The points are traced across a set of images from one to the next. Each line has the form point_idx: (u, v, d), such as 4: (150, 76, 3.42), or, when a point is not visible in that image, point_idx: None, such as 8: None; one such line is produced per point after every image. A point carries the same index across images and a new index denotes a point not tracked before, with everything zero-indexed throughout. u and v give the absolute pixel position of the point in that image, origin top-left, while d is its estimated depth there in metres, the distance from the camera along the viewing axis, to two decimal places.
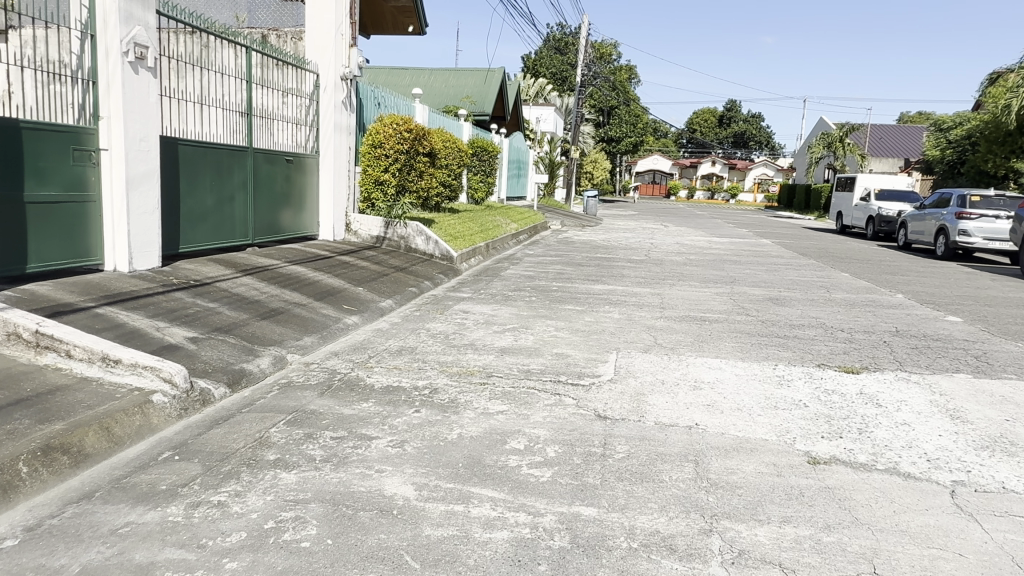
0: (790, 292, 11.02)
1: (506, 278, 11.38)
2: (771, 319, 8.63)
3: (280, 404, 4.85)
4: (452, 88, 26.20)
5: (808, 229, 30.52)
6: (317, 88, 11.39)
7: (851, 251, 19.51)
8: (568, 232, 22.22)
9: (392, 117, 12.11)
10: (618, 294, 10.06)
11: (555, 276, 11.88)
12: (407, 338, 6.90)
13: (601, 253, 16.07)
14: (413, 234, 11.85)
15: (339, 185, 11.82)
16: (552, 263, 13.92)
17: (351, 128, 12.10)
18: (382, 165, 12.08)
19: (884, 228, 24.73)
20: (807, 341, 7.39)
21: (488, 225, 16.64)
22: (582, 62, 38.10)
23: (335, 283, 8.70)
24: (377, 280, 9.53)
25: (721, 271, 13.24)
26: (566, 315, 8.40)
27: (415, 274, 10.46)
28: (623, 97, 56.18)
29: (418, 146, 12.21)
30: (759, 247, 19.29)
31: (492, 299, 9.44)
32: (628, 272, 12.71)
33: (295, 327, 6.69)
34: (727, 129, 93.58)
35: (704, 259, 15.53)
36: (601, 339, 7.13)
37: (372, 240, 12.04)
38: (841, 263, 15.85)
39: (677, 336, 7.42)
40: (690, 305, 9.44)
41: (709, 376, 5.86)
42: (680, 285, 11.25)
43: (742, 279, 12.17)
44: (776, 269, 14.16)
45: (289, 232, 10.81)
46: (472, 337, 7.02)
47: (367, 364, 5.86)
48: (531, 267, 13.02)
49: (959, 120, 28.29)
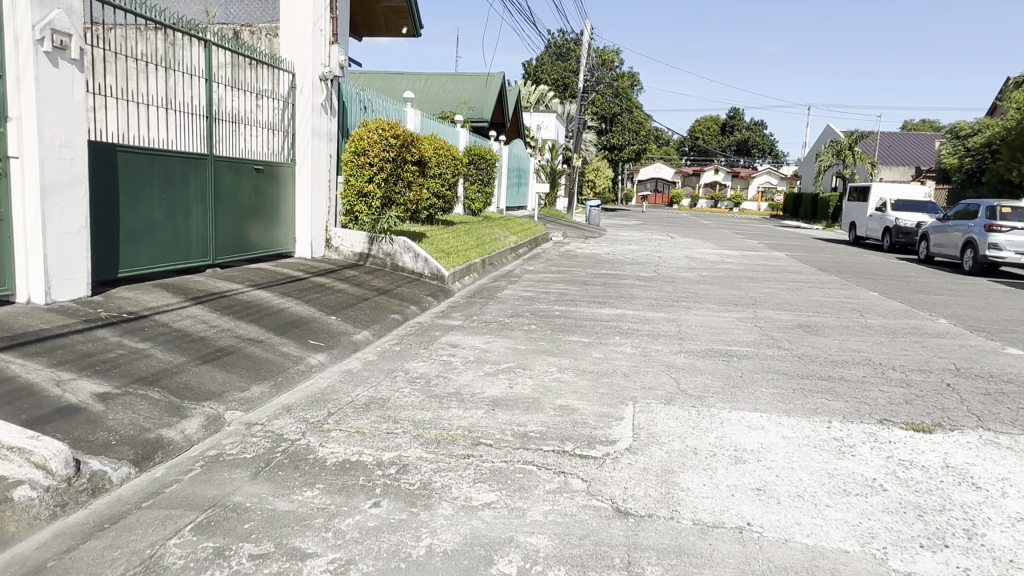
0: (820, 317, 9.85)
1: (503, 301, 10.21)
2: (809, 353, 7.46)
3: (196, 494, 3.66)
4: (449, 93, 25.14)
5: (819, 240, 29.37)
6: (293, 90, 10.27)
7: (871, 266, 18.35)
8: (570, 244, 21.09)
9: (379, 121, 10.94)
10: (629, 322, 8.89)
11: (557, 297, 10.71)
12: (380, 384, 5.74)
13: (607, 269, 14.90)
14: (400, 251, 10.75)
15: (317, 196, 10.68)
16: (553, 281, 12.75)
17: (332, 133, 10.97)
18: (366, 174, 10.89)
19: (902, 239, 23.57)
20: (858, 386, 6.22)
21: (485, 239, 15.47)
22: (584, 68, 37.05)
23: (304, 312, 7.54)
24: (356, 306, 8.36)
25: (739, 291, 12.06)
26: (571, 349, 7.24)
27: (399, 297, 9.29)
28: (626, 104, 55.16)
29: (406, 154, 11.04)
30: (774, 261, 18.14)
31: (486, 328, 8.28)
32: (638, 293, 11.54)
33: (243, 372, 5.53)
34: (730, 137, 92.56)
35: (719, 276, 14.37)
36: (613, 384, 5.97)
37: (355, 257, 10.93)
38: (866, 281, 14.66)
39: (702, 379, 6.26)
40: (712, 335, 8.27)
41: (751, 442, 4.69)
42: (697, 309, 10.09)
43: (765, 302, 10.99)
44: (799, 288, 12.96)
45: (259, 249, 9.67)
46: (459, 383, 5.85)
47: (324, 426, 4.69)
48: (531, 287, 11.85)
49: (979, 127, 27.12)
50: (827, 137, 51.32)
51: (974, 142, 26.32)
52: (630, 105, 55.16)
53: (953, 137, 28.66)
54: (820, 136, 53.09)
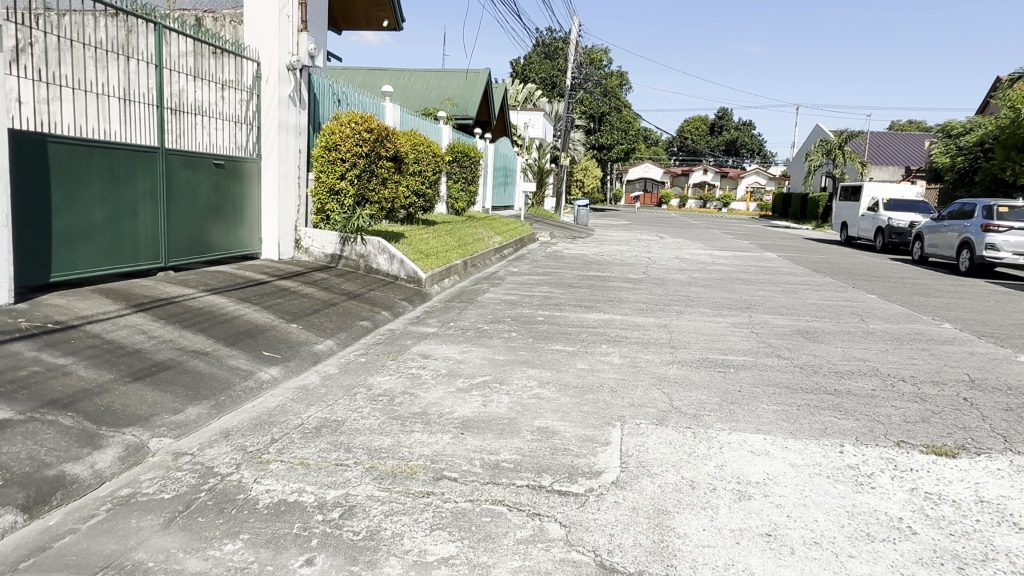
0: (819, 322, 9.30)
1: (484, 305, 9.59)
2: (811, 364, 6.89)
3: (89, 551, 3.01)
4: (433, 90, 24.52)
5: (811, 240, 28.96)
6: (258, 80, 9.59)
7: (866, 267, 17.89)
8: (558, 245, 20.52)
9: (351, 114, 10.29)
10: (617, 329, 8.30)
11: (541, 301, 10.10)
12: (336, 403, 5.10)
13: (594, 271, 14.33)
14: (374, 252, 10.11)
15: (285, 194, 10.01)
16: (538, 284, 12.14)
17: (301, 126, 10.29)
18: (338, 171, 10.23)
19: (894, 240, 23.16)
20: (868, 402, 5.65)
21: (467, 239, 14.84)
22: (573, 66, 36.50)
23: (261, 319, 6.88)
24: (321, 312, 7.71)
25: (732, 294, 11.52)
26: (554, 360, 6.62)
27: (371, 302, 8.64)
28: (615, 103, 54.68)
29: (380, 148, 10.38)
30: (767, 262, 17.63)
31: (463, 336, 7.66)
32: (627, 296, 10.95)
33: (180, 390, 4.88)
34: (719, 138, 92.39)
35: (710, 278, 13.82)
36: (599, 402, 5.36)
37: (326, 259, 10.28)
38: (862, 282, 14.16)
39: (698, 395, 5.67)
40: (706, 342, 7.69)
41: (756, 472, 4.10)
42: (689, 314, 9.51)
43: (761, 305, 10.43)
44: (794, 290, 12.42)
45: (220, 251, 8.98)
46: (427, 401, 5.23)
47: (263, 456, 4.05)
48: (514, 290, 11.24)
49: (971, 126, 26.79)
50: (816, 137, 51.10)
51: (967, 141, 25.95)
52: (619, 104, 54.71)
53: (945, 137, 28.31)
54: (809, 136, 52.84)
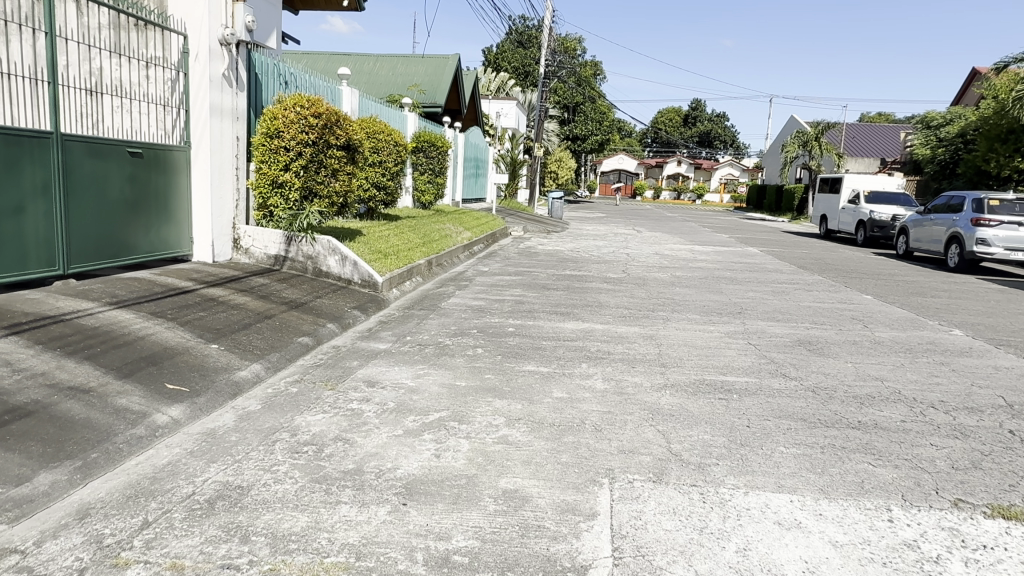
0: (820, 330, 8.40)
1: (447, 314, 8.50)
2: (824, 386, 5.94)
3: None
4: (399, 76, 23.29)
5: (789, 233, 28.33)
6: (186, 56, 8.34)
7: (852, 262, 17.15)
8: (531, 240, 19.48)
9: (297, 97, 9.08)
10: (597, 342, 7.28)
11: (512, 308, 9.04)
12: (245, 458, 3.98)
13: (570, 270, 13.31)
14: (324, 252, 8.98)
15: (220, 188, 8.79)
16: (509, 286, 11.08)
17: (239, 110, 9.05)
18: (281, 161, 9.03)
19: (876, 234, 22.54)
20: (902, 440, 4.70)
21: (432, 236, 13.72)
22: (546, 54, 35.39)
23: (173, 340, 5.72)
24: (253, 327, 6.56)
25: (720, 296, 10.60)
26: (525, 387, 5.57)
27: (314, 312, 7.50)
28: (590, 93, 53.69)
29: (330, 136, 9.20)
30: (751, 259, 16.78)
31: (420, 355, 6.56)
32: (607, 299, 9.94)
33: (33, 448, 3.72)
34: (693, 129, 92.04)
35: (694, 277, 12.90)
36: (581, 449, 4.32)
37: (269, 261, 9.11)
38: (854, 281, 13.36)
39: (701, 435, 4.66)
40: (700, 358, 6.71)
41: (792, 562, 3.09)
42: (677, 321, 8.53)
43: (753, 310, 9.51)
44: (785, 291, 11.53)
45: (140, 254, 7.74)
46: (365, 453, 4.13)
47: (121, 556, 2.92)
48: (482, 294, 10.17)
49: (951, 117, 26.30)
50: (791, 128, 50.69)
51: (949, 131, 25.44)
52: (593, 94, 53.77)
53: (925, 128, 27.82)
54: (784, 127, 52.47)
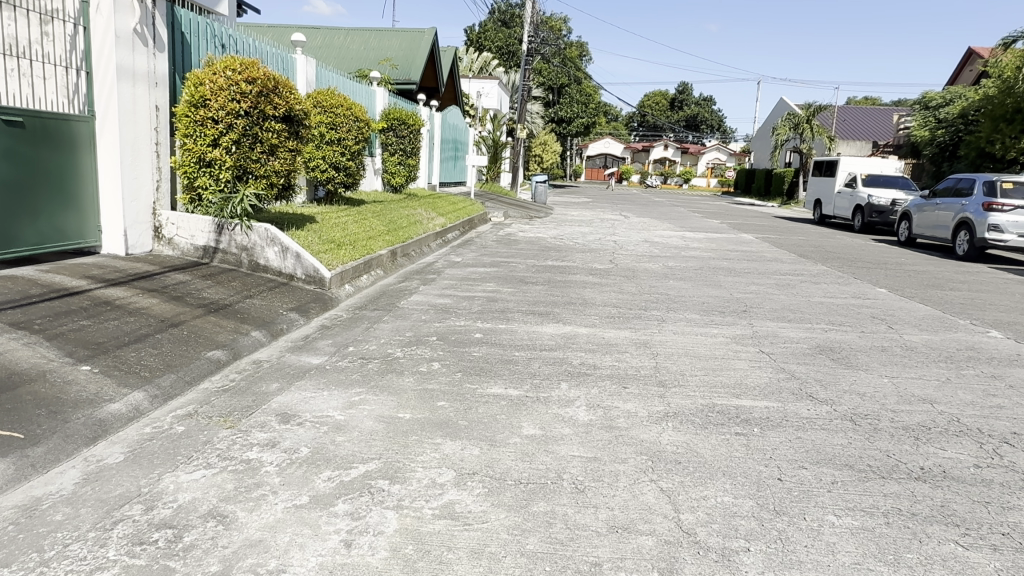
0: (839, 333, 7.20)
1: (405, 316, 7.21)
2: (865, 414, 4.73)
3: None
4: (371, 50, 21.83)
5: (782, 218, 27.28)
6: (86, 7, 6.91)
7: (853, 250, 16.03)
8: (512, 227, 18.19)
9: (227, 60, 7.68)
10: (580, 353, 6.04)
11: (482, 308, 7.77)
12: (57, 559, 2.69)
13: (552, 260, 12.04)
14: (261, 243, 7.69)
15: (134, 167, 7.39)
16: (482, 280, 9.79)
17: (158, 75, 7.62)
18: (209, 135, 7.63)
19: (875, 219, 21.45)
20: (990, 501, 3.48)
21: (399, 222, 12.39)
22: (530, 31, 33.86)
23: (28, 361, 4.39)
24: (151, 339, 5.23)
25: (720, 291, 9.38)
26: (486, 422, 4.32)
27: (238, 317, 6.18)
28: (575, 74, 52.22)
29: (267, 106, 7.80)
30: (747, 246, 15.62)
31: (361, 373, 5.27)
32: (592, 296, 8.70)
33: None
34: (679, 113, 90.79)
35: (688, 268, 11.69)
36: (556, 528, 3.07)
37: (197, 253, 7.76)
38: (861, 272, 12.22)
39: (720, 496, 3.42)
40: (705, 374, 5.49)
41: None
42: (673, 324, 7.31)
43: (759, 308, 8.31)
44: (790, 285, 10.35)
45: (25, 245, 6.35)
46: (242, 543, 2.84)
47: None
48: (450, 290, 8.88)
49: (951, 96, 25.19)
50: (780, 111, 49.57)
51: (949, 112, 24.33)
52: (578, 75, 52.25)
53: (923, 109, 26.69)
54: (772, 110, 51.33)
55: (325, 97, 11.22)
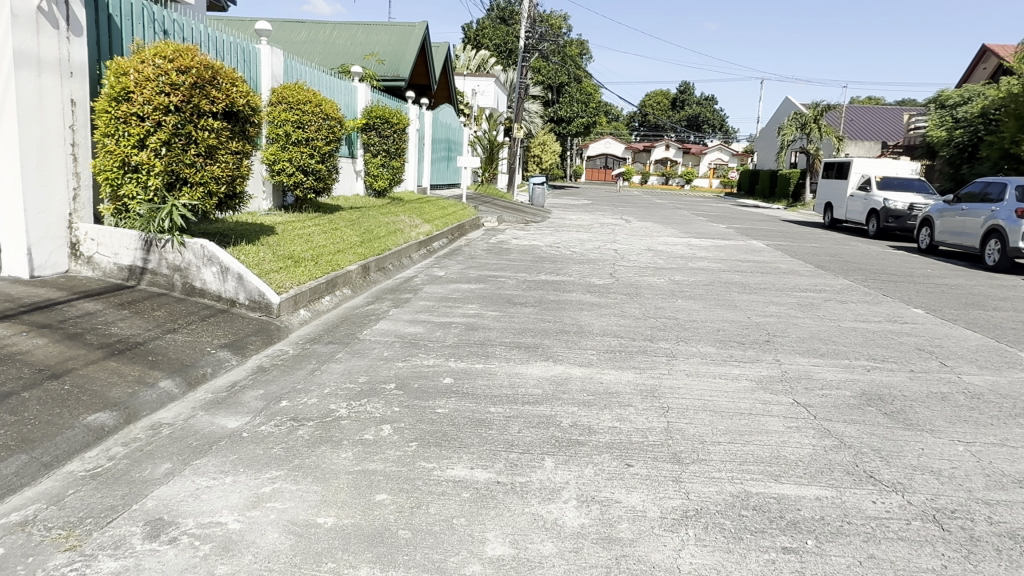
0: (884, 373, 5.99)
1: (363, 353, 5.99)
2: (952, 511, 3.51)
3: None
4: (357, 45, 20.66)
5: (790, 222, 26.10)
6: None
7: (872, 260, 14.84)
8: (505, 233, 16.99)
9: (157, 47, 6.48)
10: (573, 407, 4.84)
11: (458, 340, 6.55)
12: None
13: (546, 275, 10.82)
14: (197, 263, 6.51)
15: (42, 174, 6.20)
16: (464, 300, 8.57)
17: (74, 63, 6.40)
18: (133, 136, 6.39)
19: (891, 225, 20.24)
20: None
21: (376, 230, 11.19)
22: (528, 27, 32.64)
23: None
24: (14, 398, 4.04)
25: (735, 314, 8.19)
26: (438, 533, 3.11)
27: (148, 360, 4.98)
28: (575, 73, 51.03)
29: (204, 101, 6.56)
30: (758, 256, 14.44)
31: (285, 442, 4.06)
32: (589, 323, 7.49)
33: None
34: (681, 112, 89.57)
35: (697, 283, 10.48)
36: None
37: (122, 273, 6.58)
38: (889, 287, 11.02)
39: None
40: (731, 442, 4.28)
41: None
42: (686, 361, 6.12)
43: (784, 338, 7.12)
44: (814, 305, 9.15)
45: None
46: None
47: None
48: (425, 314, 7.66)
49: (969, 95, 23.97)
50: (785, 110, 48.38)
51: (967, 111, 23.13)
52: (578, 74, 51.03)
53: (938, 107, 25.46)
54: (777, 109, 50.10)
55: (292, 92, 10.13)
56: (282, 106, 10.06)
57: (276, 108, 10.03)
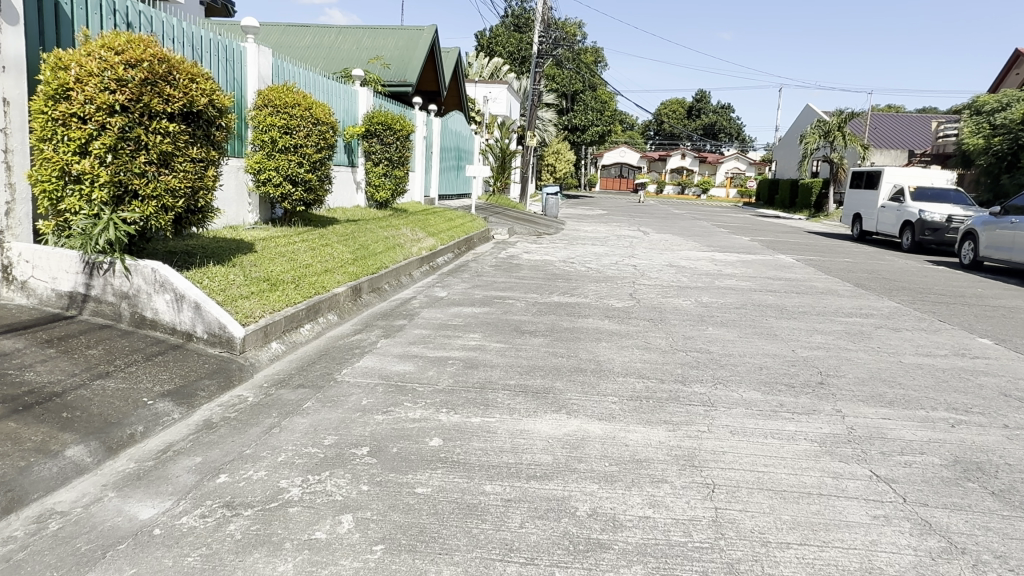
0: (973, 429, 4.88)
1: (337, 403, 4.95)
2: None
3: None
4: (362, 49, 19.82)
5: (816, 234, 24.89)
6: None
7: (914, 278, 13.66)
8: (517, 247, 15.97)
9: (105, 39, 5.52)
10: (592, 485, 3.77)
11: (454, 384, 5.50)
12: None
13: (560, 296, 9.77)
14: (148, 289, 5.53)
15: None
16: (466, 328, 7.54)
17: (6, 56, 5.43)
18: (72, 141, 5.39)
19: (928, 238, 19.02)
20: None
21: (372, 246, 10.22)
22: (542, 33, 31.76)
23: None
24: None
25: (777, 347, 7.09)
26: None
27: (58, 418, 3.97)
28: (590, 81, 50.10)
29: (156, 99, 5.55)
30: (790, 273, 13.31)
31: (205, 547, 3.02)
32: (608, 358, 6.42)
33: None
34: (697, 121, 88.40)
35: (728, 307, 9.39)
36: None
37: (62, 301, 5.62)
38: (943, 311, 9.85)
39: None
40: (803, 546, 3.20)
41: None
42: (729, 413, 5.04)
43: (841, 380, 6.01)
44: (865, 334, 8.02)
45: None
46: None
47: None
48: (419, 347, 6.62)
49: (1008, 101, 22.70)
50: (806, 118, 47.09)
51: (1006, 117, 21.86)
52: (593, 82, 50.13)
53: (974, 114, 24.18)
54: (798, 118, 48.84)
55: (279, 94, 9.22)
56: (268, 109, 9.16)
57: (262, 112, 9.13)
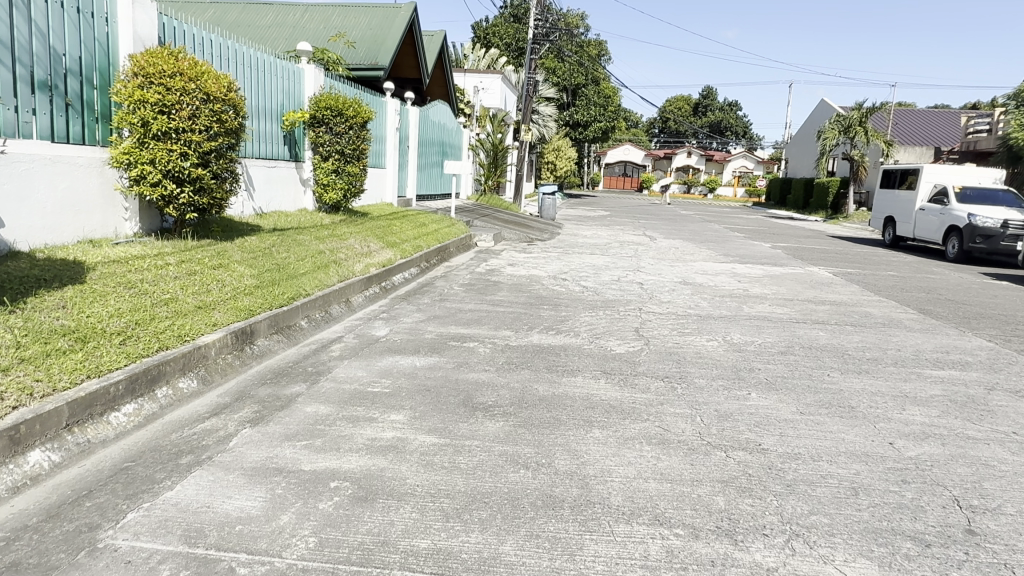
0: None
1: None
2: None
3: None
4: (328, 27, 17.34)
5: (844, 240, 22.25)
6: None
7: (985, 299, 11.08)
8: (501, 257, 13.44)
9: None
10: None
11: (311, 552, 2.97)
12: None
13: (541, 333, 7.26)
14: None
15: None
16: (389, 398, 5.01)
17: None
18: None
19: (979, 246, 16.42)
20: None
21: (293, 265, 7.70)
22: (540, 18, 29.15)
23: None
24: None
25: (862, 438, 4.56)
26: None
27: None
28: (592, 74, 47.40)
29: None
30: (833, 293, 10.76)
31: None
32: (601, 472, 3.90)
33: None
34: (704, 118, 85.67)
35: (769, 352, 6.86)
36: None
37: None
38: None
39: None
40: None
41: None
42: None
43: (1002, 525, 3.46)
44: (979, 403, 5.49)
45: None
46: None
47: None
48: (297, 447, 4.08)
49: None
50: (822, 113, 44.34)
51: None
52: (596, 74, 47.47)
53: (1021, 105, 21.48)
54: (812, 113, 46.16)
55: (155, 60, 6.75)
56: (139, 80, 6.70)
57: (131, 83, 6.68)
